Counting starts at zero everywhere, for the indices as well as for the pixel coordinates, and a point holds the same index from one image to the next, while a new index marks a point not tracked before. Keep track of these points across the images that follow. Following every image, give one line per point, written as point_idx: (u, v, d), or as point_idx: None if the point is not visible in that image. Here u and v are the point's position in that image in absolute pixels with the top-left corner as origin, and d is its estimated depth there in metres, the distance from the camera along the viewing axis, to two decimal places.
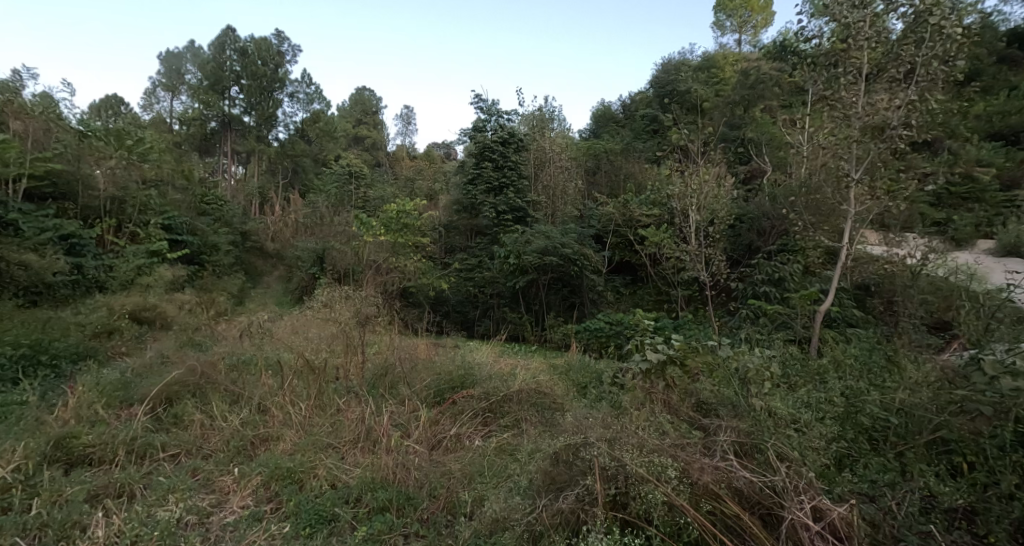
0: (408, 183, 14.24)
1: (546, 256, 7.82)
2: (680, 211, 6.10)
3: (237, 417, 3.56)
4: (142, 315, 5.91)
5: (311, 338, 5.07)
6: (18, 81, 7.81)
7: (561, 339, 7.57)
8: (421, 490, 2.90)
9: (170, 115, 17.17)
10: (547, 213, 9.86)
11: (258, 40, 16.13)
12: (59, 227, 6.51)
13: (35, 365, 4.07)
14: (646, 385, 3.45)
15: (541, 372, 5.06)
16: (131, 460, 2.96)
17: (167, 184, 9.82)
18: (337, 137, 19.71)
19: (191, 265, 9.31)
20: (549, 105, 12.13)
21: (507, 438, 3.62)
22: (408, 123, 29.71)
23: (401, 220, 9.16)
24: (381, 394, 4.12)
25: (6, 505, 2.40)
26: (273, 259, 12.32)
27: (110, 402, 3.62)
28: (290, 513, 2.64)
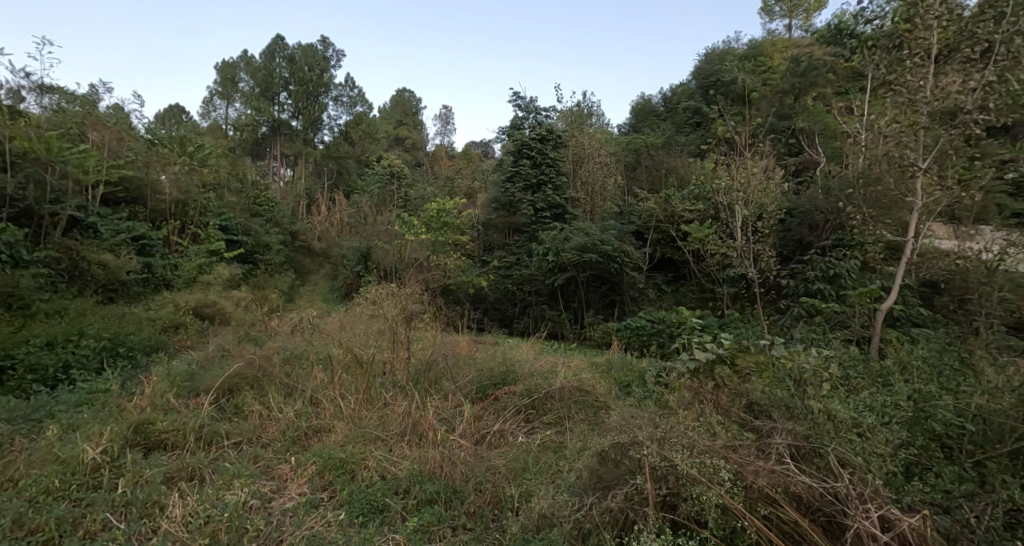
0: (448, 181, 14.45)
1: (586, 253, 7.74)
2: (726, 205, 5.91)
3: (291, 409, 3.74)
4: (204, 310, 6.30)
5: (358, 334, 5.25)
6: (96, 94, 8.47)
7: (601, 337, 7.50)
8: (467, 484, 2.96)
9: (225, 122, 18.09)
10: (585, 210, 9.72)
11: (304, 46, 16.85)
12: (132, 229, 7.04)
13: (114, 356, 4.43)
14: (692, 384, 3.37)
15: (582, 370, 5.03)
16: (199, 446, 3.18)
17: (224, 187, 10.39)
18: (378, 138, 20.23)
19: (246, 263, 9.83)
20: (587, 100, 12.01)
21: (550, 435, 3.63)
22: (446, 123, 30.10)
23: (442, 219, 9.34)
24: (425, 389, 4.22)
25: (96, 484, 2.63)
26: (320, 257, 12.82)
27: (180, 391, 3.89)
28: (344, 502, 2.76)
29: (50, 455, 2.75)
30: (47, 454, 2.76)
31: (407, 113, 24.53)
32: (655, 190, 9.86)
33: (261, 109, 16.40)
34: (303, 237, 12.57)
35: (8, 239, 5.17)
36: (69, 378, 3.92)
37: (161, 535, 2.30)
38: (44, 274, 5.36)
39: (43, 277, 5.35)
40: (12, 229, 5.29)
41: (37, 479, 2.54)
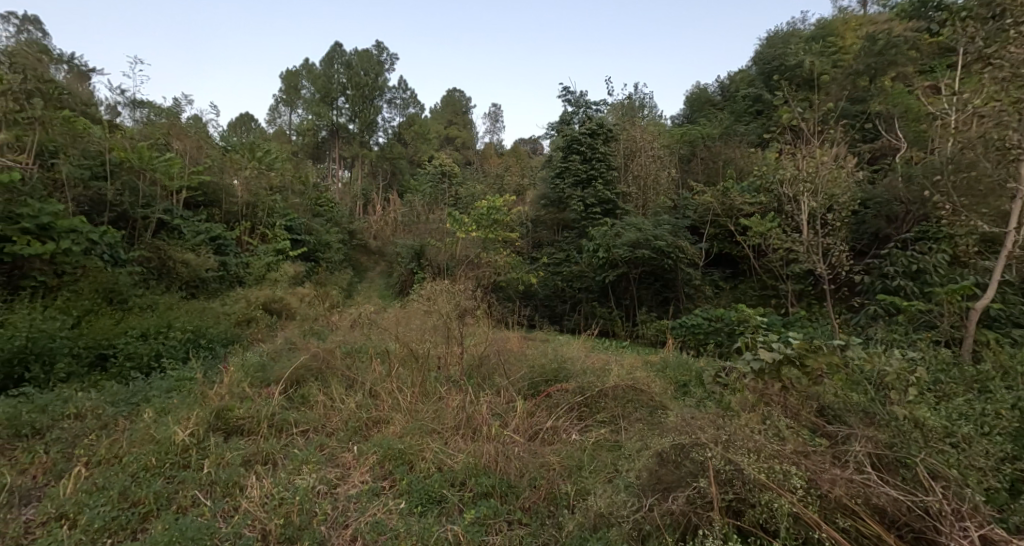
0: (498, 179, 14.55)
1: (638, 249, 7.53)
2: (791, 197, 5.56)
3: (353, 400, 3.91)
4: (272, 306, 6.72)
5: (414, 329, 5.40)
6: (179, 106, 9.23)
7: (655, 335, 7.30)
8: (522, 479, 2.98)
9: (288, 128, 19.15)
10: (637, 205, 9.45)
11: (361, 52, 17.62)
12: (210, 230, 7.63)
13: (196, 347, 4.82)
14: (757, 384, 3.20)
15: (636, 368, 4.92)
16: (271, 433, 3.39)
17: (289, 189, 11.01)
18: (430, 138, 20.70)
19: (309, 261, 10.38)
20: (639, 92, 11.69)
21: (605, 434, 3.58)
22: (496, 121, 30.30)
23: (492, 216, 9.56)
24: (478, 385, 4.28)
25: (186, 463, 2.88)
26: (376, 255, 13.33)
27: (254, 381, 4.17)
28: (404, 491, 2.85)
29: (147, 435, 3.03)
30: (144, 434, 3.05)
31: (457, 113, 24.86)
32: (712, 182, 9.45)
33: (322, 114, 17.24)
34: (360, 236, 13.11)
35: (110, 241, 5.69)
36: (160, 366, 4.32)
37: (242, 514, 2.48)
38: (138, 272, 5.92)
39: (137, 274, 5.91)
40: (113, 231, 5.83)
41: (138, 457, 2.82)
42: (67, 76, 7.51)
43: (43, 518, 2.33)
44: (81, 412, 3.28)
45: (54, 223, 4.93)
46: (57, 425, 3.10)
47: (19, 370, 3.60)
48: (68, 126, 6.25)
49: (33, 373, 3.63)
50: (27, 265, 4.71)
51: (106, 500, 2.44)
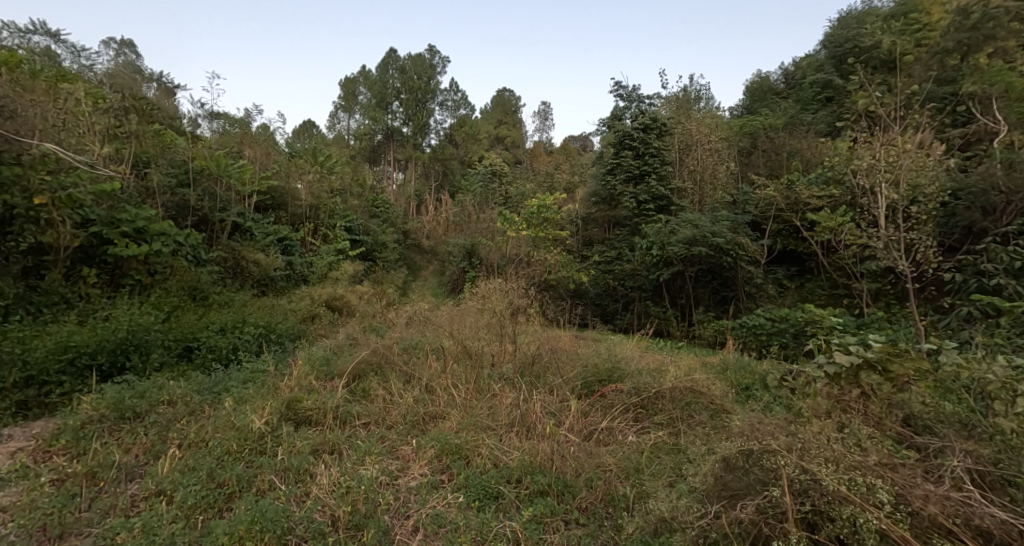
0: (548, 177, 14.49)
1: (695, 247, 7.23)
2: (867, 188, 5.14)
3: (410, 395, 4.03)
4: (334, 303, 7.06)
5: (467, 327, 5.48)
6: (250, 116, 9.90)
7: (713, 336, 7.01)
8: (578, 479, 2.95)
9: (347, 133, 20.02)
10: (693, 200, 9.17)
11: (414, 57, 18.13)
12: (278, 232, 8.12)
13: (268, 342, 5.17)
14: (831, 389, 2.97)
15: (694, 369, 4.75)
16: (336, 424, 3.55)
17: (348, 192, 11.52)
18: (480, 139, 20.95)
19: (367, 261, 10.84)
20: (695, 83, 11.26)
21: (663, 437, 3.49)
22: (545, 119, 30.21)
23: (542, 215, 9.56)
24: (531, 383, 4.28)
25: (262, 449, 3.09)
26: (428, 254, 13.71)
27: (319, 374, 4.39)
28: (461, 486, 2.91)
29: (228, 423, 3.27)
30: (226, 421, 3.29)
31: (506, 112, 24.88)
32: (774, 175, 8.94)
33: (377, 118, 17.94)
34: (413, 236, 13.51)
35: (193, 242, 6.19)
36: (237, 358, 4.66)
37: (312, 500, 2.63)
38: (217, 271, 6.39)
39: (216, 273, 6.38)
40: (195, 234, 6.34)
41: (221, 442, 3.06)
42: (156, 92, 8.24)
43: (145, 493, 2.59)
44: (173, 399, 3.60)
45: (147, 228, 5.42)
46: (153, 410, 3.41)
47: (121, 359, 4.00)
48: (157, 139, 6.85)
49: (132, 362, 4.02)
50: (126, 265, 5.22)
51: (197, 480, 2.67)
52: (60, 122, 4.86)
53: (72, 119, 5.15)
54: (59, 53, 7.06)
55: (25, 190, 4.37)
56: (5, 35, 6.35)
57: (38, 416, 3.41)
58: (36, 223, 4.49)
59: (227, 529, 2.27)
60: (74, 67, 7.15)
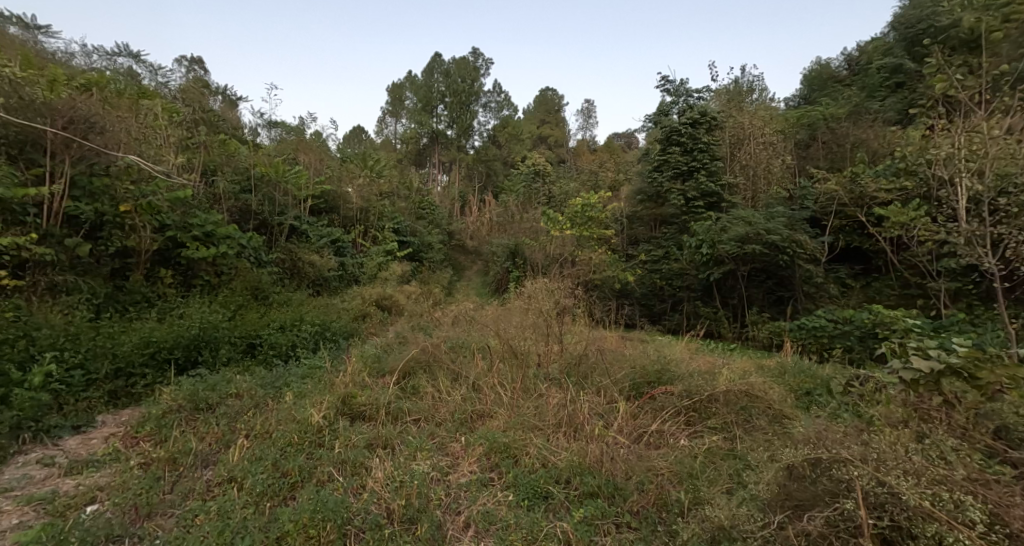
0: (593, 174, 14.29)
1: (749, 245, 6.91)
2: (946, 180, 4.73)
3: (458, 393, 4.08)
4: (384, 302, 7.29)
5: (513, 326, 5.50)
6: (304, 123, 10.37)
7: (768, 338, 6.69)
8: (629, 482, 2.89)
9: (394, 137, 20.53)
10: (744, 196, 8.77)
11: (458, 59, 18.23)
12: (331, 234, 8.47)
13: (323, 339, 5.40)
14: (908, 397, 2.75)
15: (749, 372, 4.54)
16: (388, 420, 3.65)
17: (396, 194, 11.85)
18: (523, 139, 20.98)
19: (413, 261, 11.12)
20: (748, 74, 10.78)
21: (718, 442, 3.36)
22: (589, 116, 29.83)
23: (587, 214, 9.54)
24: (578, 384, 4.22)
25: (321, 442, 3.23)
26: (473, 254, 13.88)
27: (371, 371, 4.53)
28: (511, 484, 2.92)
29: (290, 416, 3.45)
30: (288, 415, 3.47)
31: (550, 111, 24.74)
32: (836, 168, 8.49)
33: (423, 123, 18.34)
34: (458, 236, 13.72)
35: (254, 245, 6.57)
36: (296, 354, 4.90)
37: (369, 492, 2.72)
38: (276, 272, 6.76)
39: (275, 274, 6.74)
40: (256, 237, 6.72)
41: (284, 434, 3.22)
42: (221, 104, 8.79)
43: (219, 479, 2.77)
44: (240, 392, 3.83)
45: (215, 231, 5.81)
46: (224, 402, 3.64)
47: (194, 354, 4.30)
48: (223, 148, 7.31)
49: (204, 356, 4.31)
50: (197, 266, 5.61)
51: (264, 469, 2.83)
52: (140, 136, 5.31)
53: (149, 133, 5.61)
54: (140, 72, 7.75)
55: (113, 199, 4.85)
56: (94, 58, 7.00)
57: (126, 405, 3.71)
58: (121, 228, 4.93)
59: (293, 517, 2.39)
60: (151, 84, 7.77)
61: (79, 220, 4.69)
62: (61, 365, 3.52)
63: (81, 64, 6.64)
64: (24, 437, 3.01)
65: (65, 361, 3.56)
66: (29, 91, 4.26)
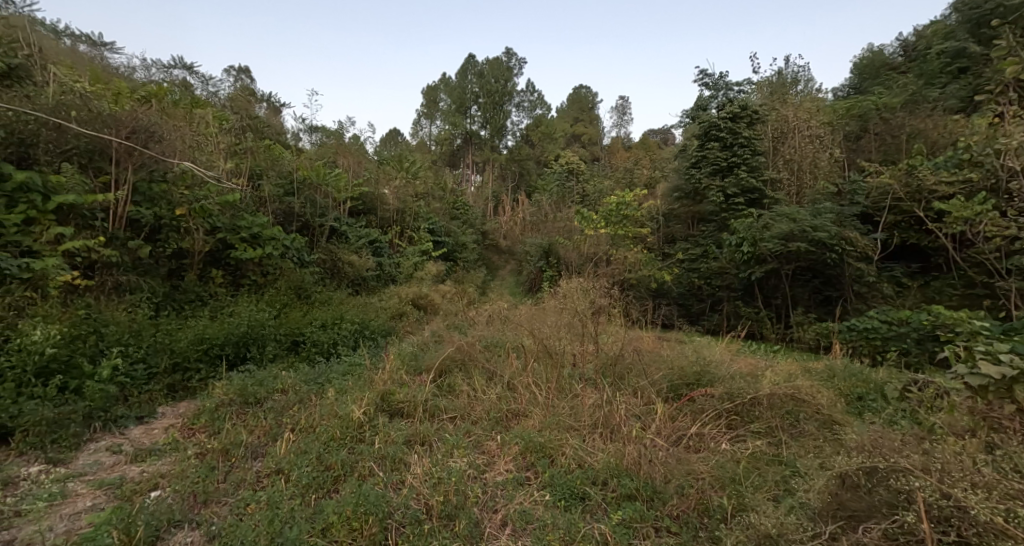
0: (628, 172, 14.05)
1: (793, 242, 6.62)
2: (1017, 171, 4.38)
3: (493, 392, 4.10)
4: (420, 302, 7.42)
5: (548, 326, 5.48)
6: (343, 127, 10.69)
7: (815, 339, 6.39)
8: (668, 485, 2.82)
9: (428, 138, 20.91)
10: (789, 192, 8.43)
11: (491, 60, 18.40)
12: (369, 235, 8.68)
13: (362, 337, 5.55)
14: (974, 404, 2.57)
15: (794, 375, 4.35)
16: (425, 417, 3.71)
17: (431, 195, 12.04)
18: (556, 138, 20.86)
19: (448, 261, 11.28)
20: (792, 65, 10.35)
21: (762, 447, 3.24)
22: (623, 113, 29.39)
23: (621, 212, 9.50)
24: (614, 385, 4.17)
25: (361, 437, 3.31)
26: (506, 254, 13.92)
27: (409, 369, 4.62)
28: (547, 484, 2.92)
29: (332, 411, 3.56)
30: (331, 410, 3.58)
31: (583, 109, 24.49)
32: (890, 161, 8.00)
33: (457, 123, 18.57)
34: (492, 236, 13.79)
35: (298, 246, 6.83)
36: (337, 351, 5.06)
37: (407, 487, 2.78)
38: (317, 272, 7.00)
39: (316, 274, 6.97)
40: (299, 238, 6.98)
41: (327, 428, 3.33)
42: (265, 111, 9.16)
43: (267, 470, 2.89)
44: (286, 387, 4.00)
45: (261, 233, 6.07)
46: (270, 397, 3.81)
47: (243, 350, 4.50)
48: (268, 153, 7.63)
49: (252, 353, 4.51)
50: (244, 267, 5.88)
51: (309, 462, 2.94)
52: (193, 143, 5.62)
53: (202, 140, 5.93)
54: (193, 83, 8.20)
55: (170, 203, 5.21)
56: (153, 71, 7.48)
57: (182, 398, 3.93)
58: (177, 230, 5.23)
59: (337, 509, 2.46)
60: (203, 94, 8.21)
61: (140, 223, 5.01)
62: (126, 359, 3.77)
63: (141, 77, 7.07)
64: (95, 425, 3.23)
65: (129, 356, 3.80)
66: (97, 105, 4.69)
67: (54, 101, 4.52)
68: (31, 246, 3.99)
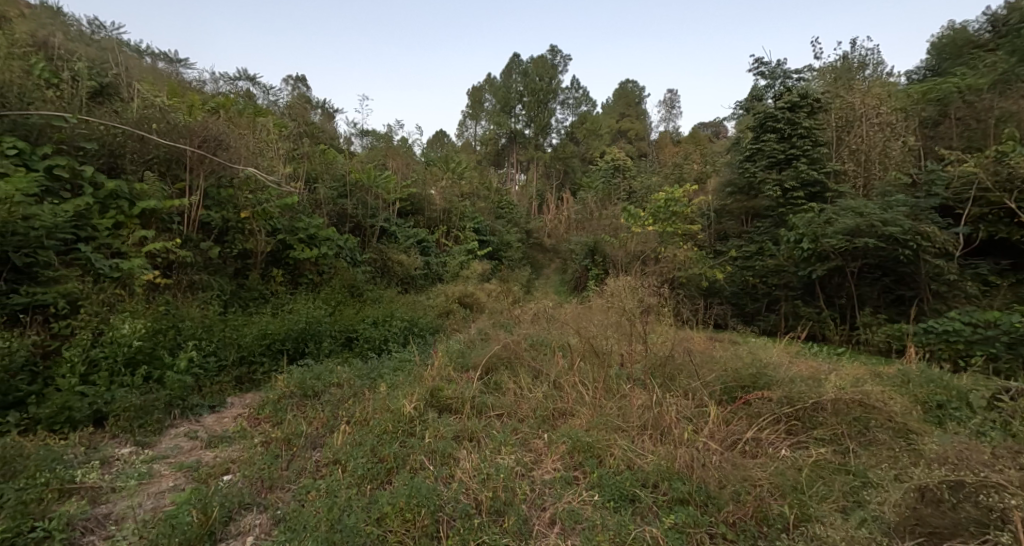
0: (677, 167, 13.62)
1: (860, 239, 6.18)
2: None
3: (540, 390, 4.09)
4: (466, 300, 7.54)
5: (594, 325, 5.40)
6: (392, 130, 11.02)
7: (885, 342, 5.94)
8: (723, 491, 2.70)
9: (474, 139, 21.17)
10: (855, 184, 7.89)
11: (536, 59, 18.37)
12: (417, 234, 8.90)
13: (411, 334, 5.70)
14: None
15: (863, 380, 4.06)
16: (472, 414, 3.76)
17: (476, 195, 12.18)
18: (601, 134, 20.52)
19: (493, 260, 11.40)
20: (859, 48, 9.65)
21: (826, 455, 3.05)
22: (671, 107, 28.50)
23: (670, 208, 9.29)
24: (664, 386, 4.05)
25: (412, 431, 3.40)
26: (551, 253, 13.88)
27: (456, 366, 4.70)
28: (596, 484, 2.88)
29: (384, 405, 3.68)
30: (383, 404, 3.70)
31: (629, 104, 23.94)
32: (974, 148, 7.30)
33: (502, 123, 18.67)
34: (536, 235, 13.79)
35: (350, 246, 7.11)
36: (387, 348, 5.23)
37: (457, 481, 2.83)
38: (369, 271, 7.26)
39: (367, 273, 7.23)
40: (352, 239, 7.26)
41: (380, 422, 3.44)
42: (320, 117, 9.58)
43: (326, 460, 3.04)
44: (341, 381, 4.18)
45: (317, 234, 6.37)
46: (327, 390, 4.00)
47: (302, 346, 4.75)
48: (323, 158, 7.99)
49: (310, 348, 4.75)
50: (302, 266, 6.18)
51: (363, 453, 3.05)
52: (256, 150, 5.97)
53: (263, 147, 6.30)
54: (256, 93, 8.73)
55: (236, 207, 5.54)
56: (220, 84, 8.03)
57: (249, 389, 4.20)
58: (242, 232, 5.56)
59: (391, 500, 2.54)
60: (264, 103, 8.72)
61: (210, 226, 5.37)
62: (199, 352, 4.06)
63: (211, 90, 7.61)
64: (174, 412, 3.52)
65: (202, 349, 4.09)
66: (174, 117, 5.10)
67: (139, 115, 4.97)
68: (120, 247, 4.34)
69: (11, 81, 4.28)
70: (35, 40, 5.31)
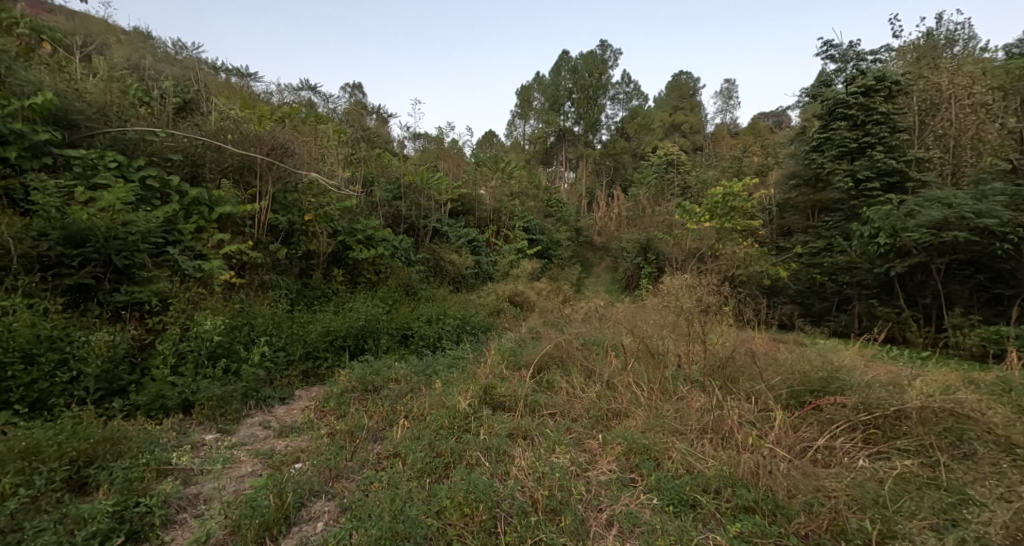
0: (736, 160, 13.00)
1: (947, 232, 5.63)
2: None
3: (593, 390, 4.03)
4: (516, 299, 7.58)
5: (649, 324, 5.26)
6: (444, 131, 11.27)
7: (977, 346, 5.39)
8: (794, 501, 2.54)
9: (523, 138, 21.28)
10: (941, 171, 7.21)
11: (586, 55, 18.25)
12: (468, 234, 9.04)
13: (462, 331, 5.80)
14: None
15: (953, 387, 3.69)
16: (525, 412, 3.77)
17: (526, 194, 12.21)
18: (653, 128, 19.95)
19: (543, 258, 11.40)
20: (946, 23, 8.77)
21: (911, 468, 2.80)
22: (728, 97, 27.23)
23: (728, 204, 8.71)
24: (724, 389, 3.87)
25: (467, 427, 3.46)
26: (601, 251, 13.68)
27: (508, 363, 4.72)
28: (653, 488, 2.80)
29: (440, 402, 3.76)
30: (438, 401, 3.78)
31: (683, 96, 23.09)
32: None
33: (551, 121, 18.74)
34: (586, 233, 13.64)
35: (405, 247, 7.34)
36: (441, 345, 5.35)
37: (513, 478, 2.84)
38: (422, 270, 7.47)
39: (421, 272, 7.43)
40: (406, 239, 7.49)
41: (436, 417, 3.52)
42: (375, 122, 9.95)
43: (386, 453, 3.15)
44: (398, 377, 4.32)
45: (374, 235, 6.62)
46: (385, 385, 4.15)
47: (361, 342, 4.95)
48: (379, 161, 8.30)
49: (368, 345, 4.95)
50: (360, 266, 6.44)
51: (422, 447, 3.13)
52: (317, 156, 6.30)
53: (324, 152, 6.62)
54: (316, 102, 9.18)
55: (300, 210, 5.85)
56: (284, 94, 8.53)
57: (314, 383, 4.43)
58: (306, 234, 5.87)
59: (450, 494, 2.60)
60: (324, 110, 9.17)
61: (278, 228, 5.71)
62: (270, 347, 4.32)
63: (277, 100, 8.10)
64: (250, 403, 3.78)
65: (273, 344, 4.36)
66: (246, 128, 5.49)
67: (216, 126, 5.39)
68: (201, 249, 4.68)
69: (111, 101, 4.77)
70: (130, 62, 5.91)
